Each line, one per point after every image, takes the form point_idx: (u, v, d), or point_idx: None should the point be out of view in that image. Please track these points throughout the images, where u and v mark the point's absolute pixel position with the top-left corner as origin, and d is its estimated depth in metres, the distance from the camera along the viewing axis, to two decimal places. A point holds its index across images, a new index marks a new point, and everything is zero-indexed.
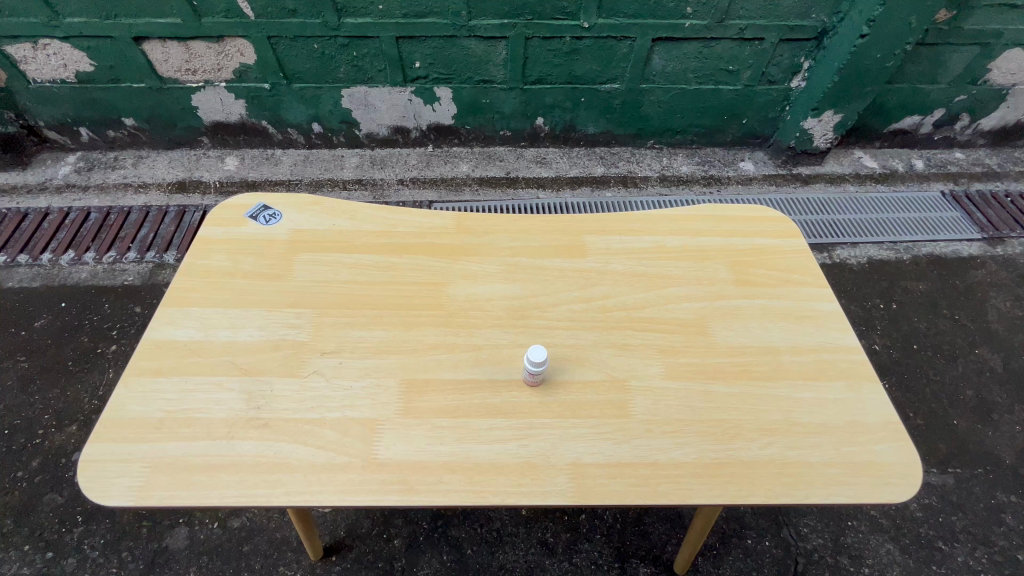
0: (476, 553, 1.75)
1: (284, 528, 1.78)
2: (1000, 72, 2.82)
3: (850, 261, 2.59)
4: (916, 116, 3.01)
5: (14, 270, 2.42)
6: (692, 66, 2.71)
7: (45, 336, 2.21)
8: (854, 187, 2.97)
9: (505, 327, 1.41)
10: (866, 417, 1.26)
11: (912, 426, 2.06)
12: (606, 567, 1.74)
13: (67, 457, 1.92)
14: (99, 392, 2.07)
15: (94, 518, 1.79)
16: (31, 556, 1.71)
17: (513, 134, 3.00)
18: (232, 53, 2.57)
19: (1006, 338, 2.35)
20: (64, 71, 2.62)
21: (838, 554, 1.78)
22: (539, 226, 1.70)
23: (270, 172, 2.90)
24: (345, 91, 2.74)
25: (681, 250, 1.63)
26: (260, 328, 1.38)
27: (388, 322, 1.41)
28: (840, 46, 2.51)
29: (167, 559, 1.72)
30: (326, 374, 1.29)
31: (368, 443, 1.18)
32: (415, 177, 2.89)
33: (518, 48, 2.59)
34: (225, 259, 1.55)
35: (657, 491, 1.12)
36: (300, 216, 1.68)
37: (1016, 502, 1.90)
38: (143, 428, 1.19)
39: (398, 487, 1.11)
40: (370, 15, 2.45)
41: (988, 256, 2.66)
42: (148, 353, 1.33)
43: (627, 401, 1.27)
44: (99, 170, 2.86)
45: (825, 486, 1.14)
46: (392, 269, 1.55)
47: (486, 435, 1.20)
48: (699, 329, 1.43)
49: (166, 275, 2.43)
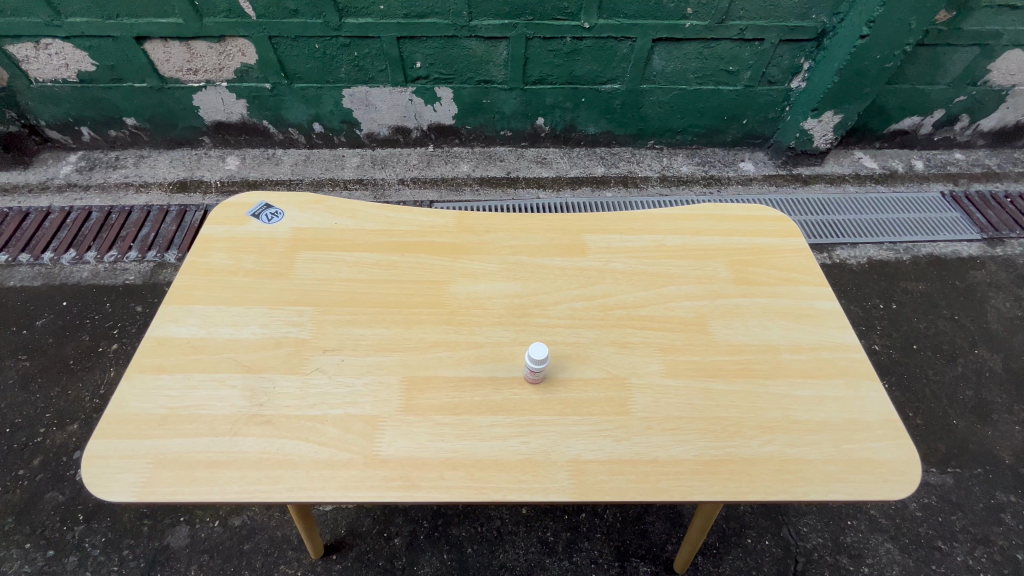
0: (476, 552, 1.76)
1: (284, 527, 1.79)
2: (1000, 73, 2.82)
3: (850, 261, 2.60)
4: (916, 116, 3.01)
5: (15, 269, 2.43)
6: (693, 66, 2.72)
7: (46, 334, 2.22)
8: (854, 188, 2.98)
9: (506, 325, 1.42)
10: (865, 415, 1.27)
11: (911, 426, 2.07)
12: (606, 566, 1.74)
13: (68, 456, 1.92)
14: (100, 391, 2.07)
15: (95, 516, 1.80)
16: (32, 554, 1.72)
17: (514, 134, 3.01)
18: (234, 53, 2.58)
19: (1006, 338, 2.36)
20: (66, 70, 2.62)
21: (837, 554, 1.78)
22: (540, 225, 1.70)
23: (271, 172, 2.90)
24: (346, 91, 2.75)
25: (681, 249, 1.64)
26: (262, 326, 1.39)
27: (389, 320, 1.42)
28: (840, 47, 2.52)
29: (168, 557, 1.72)
30: (328, 371, 1.30)
31: (370, 439, 1.18)
32: (416, 176, 2.90)
33: (519, 48, 2.60)
34: (227, 257, 1.56)
35: (657, 488, 1.13)
36: (301, 215, 1.69)
37: (1015, 501, 1.91)
38: (146, 424, 1.19)
39: (399, 483, 1.12)
40: (371, 15, 2.46)
41: (988, 256, 2.66)
42: (151, 350, 1.33)
43: (627, 399, 1.28)
44: (101, 169, 2.87)
45: (825, 483, 1.15)
46: (393, 267, 1.55)
47: (487, 432, 1.21)
48: (699, 327, 1.43)
49: (167, 275, 2.43)
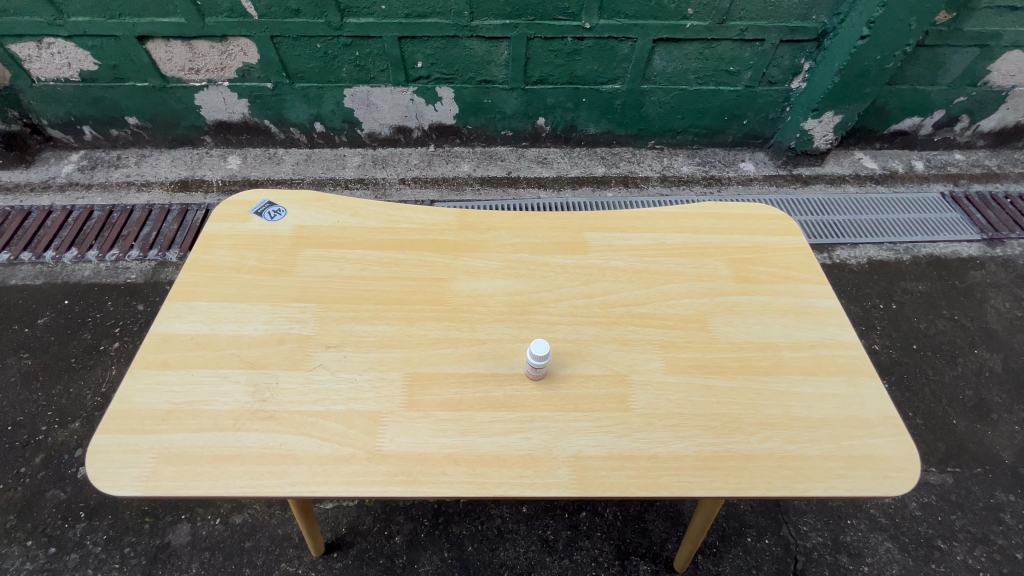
0: (477, 550, 1.76)
1: (285, 524, 1.79)
2: (1000, 74, 2.83)
3: (850, 261, 2.61)
4: (916, 116, 3.02)
5: (17, 267, 2.44)
6: (693, 67, 2.73)
7: (48, 333, 2.22)
8: (854, 188, 2.99)
9: (507, 322, 1.43)
10: (865, 412, 1.27)
11: (911, 425, 2.07)
12: (606, 565, 1.74)
13: (69, 454, 1.92)
14: (102, 389, 2.08)
15: (96, 514, 1.80)
16: (33, 551, 1.72)
17: (515, 134, 3.02)
18: (236, 53, 2.59)
19: (1005, 338, 2.36)
20: (68, 70, 2.63)
21: (837, 553, 1.79)
22: (542, 223, 1.71)
23: (272, 171, 2.91)
24: (347, 91, 2.76)
25: (682, 247, 1.64)
26: (265, 322, 1.40)
27: (391, 317, 1.42)
28: (840, 48, 2.53)
29: (169, 555, 1.73)
30: (330, 368, 1.31)
31: (371, 435, 1.19)
32: (417, 176, 2.90)
33: (520, 48, 2.61)
34: (230, 254, 1.56)
35: (658, 483, 1.13)
36: (304, 212, 1.70)
37: (1015, 501, 1.91)
38: (149, 419, 1.20)
39: (401, 478, 1.12)
40: (373, 15, 2.47)
41: (988, 256, 2.67)
42: (154, 346, 1.34)
43: (627, 395, 1.28)
44: (102, 168, 2.88)
45: (825, 480, 1.15)
46: (395, 264, 1.56)
47: (488, 428, 1.21)
48: (700, 325, 1.44)
49: (169, 273, 2.44)
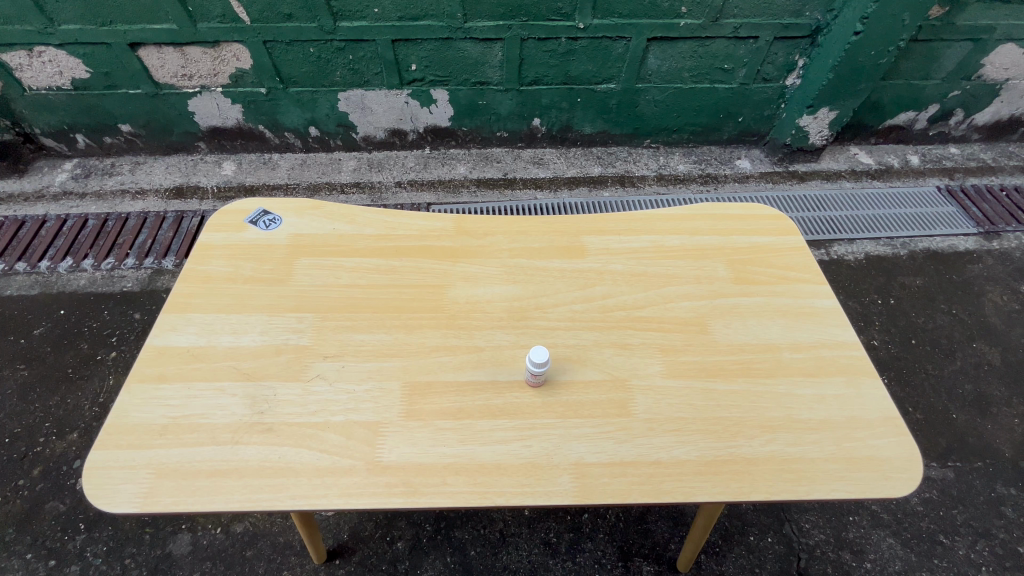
0: (479, 555, 1.76)
1: (286, 532, 1.78)
2: (994, 67, 2.84)
3: (847, 257, 2.61)
4: (911, 112, 3.02)
5: (12, 278, 2.42)
6: (687, 65, 2.72)
7: (45, 343, 2.21)
8: (850, 184, 2.98)
9: (506, 328, 1.42)
10: (867, 413, 1.27)
11: (912, 421, 2.07)
12: (609, 566, 1.74)
13: (68, 465, 1.91)
14: (99, 399, 2.06)
15: (96, 525, 1.79)
16: (32, 565, 1.71)
17: (510, 135, 3.01)
18: (228, 58, 2.57)
19: (1003, 331, 2.37)
20: (59, 78, 2.61)
21: (840, 550, 1.79)
22: (539, 226, 1.70)
23: (268, 176, 2.89)
24: (342, 94, 2.74)
25: (680, 249, 1.64)
26: (262, 332, 1.39)
27: (389, 325, 1.42)
28: (836, 44, 2.51)
29: (170, 565, 1.72)
30: (329, 378, 1.30)
31: (371, 446, 1.18)
32: (413, 179, 2.89)
33: (513, 50, 2.61)
34: (225, 265, 1.55)
35: (660, 489, 1.13)
36: (300, 220, 1.68)
37: (1015, 494, 1.92)
38: (148, 434, 1.19)
39: (401, 489, 1.12)
40: (365, 19, 2.45)
41: (985, 249, 2.67)
42: (150, 358, 1.33)
43: (628, 400, 1.28)
44: (96, 176, 2.86)
45: (826, 482, 1.15)
46: (392, 272, 1.56)
47: (489, 437, 1.21)
48: (699, 328, 1.43)
49: (166, 281, 2.42)
